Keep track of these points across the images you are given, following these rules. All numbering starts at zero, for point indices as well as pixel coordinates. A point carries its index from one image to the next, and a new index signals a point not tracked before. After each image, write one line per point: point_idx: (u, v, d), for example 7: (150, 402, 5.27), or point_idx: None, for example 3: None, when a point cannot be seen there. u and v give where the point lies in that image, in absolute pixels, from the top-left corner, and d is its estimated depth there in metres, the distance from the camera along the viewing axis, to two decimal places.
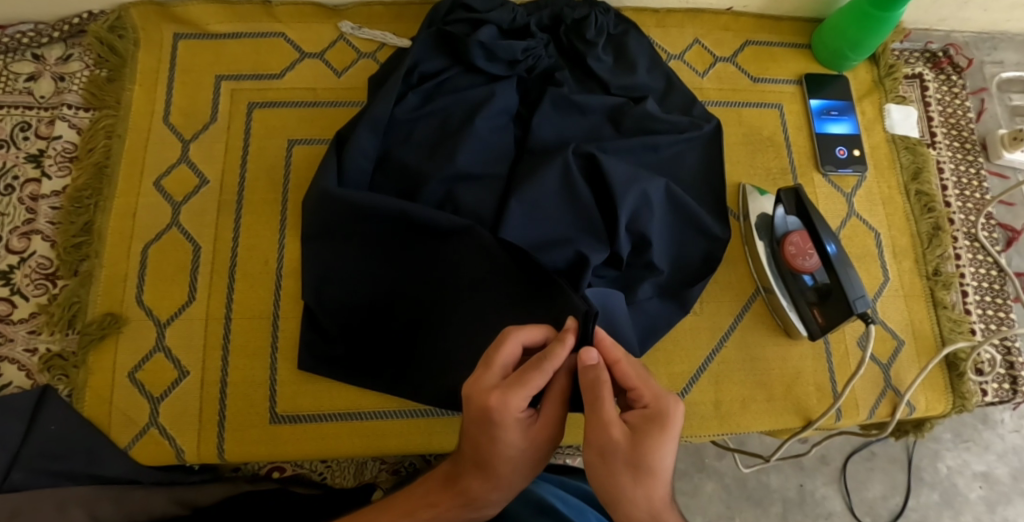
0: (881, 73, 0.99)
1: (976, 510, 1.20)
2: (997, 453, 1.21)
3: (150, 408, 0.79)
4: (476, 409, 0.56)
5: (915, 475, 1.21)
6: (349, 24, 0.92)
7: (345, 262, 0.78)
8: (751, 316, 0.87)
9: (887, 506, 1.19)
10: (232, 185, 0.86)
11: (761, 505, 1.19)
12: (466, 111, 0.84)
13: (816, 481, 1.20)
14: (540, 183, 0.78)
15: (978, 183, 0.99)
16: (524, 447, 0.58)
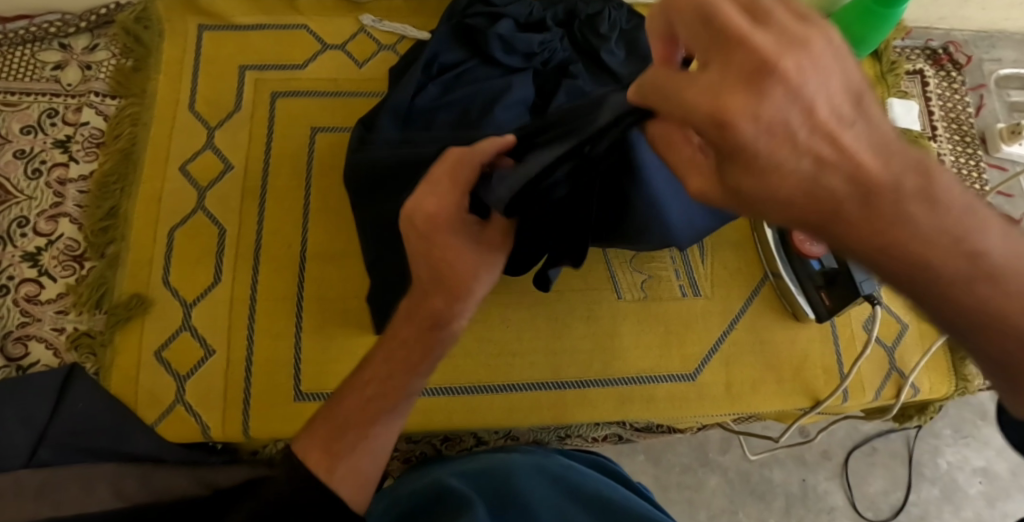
0: (883, 69, 1.02)
1: (976, 505, 1.22)
2: (996, 449, 1.24)
3: (176, 386, 0.81)
4: (419, 219, 0.56)
5: (915, 470, 1.23)
6: (370, 17, 0.95)
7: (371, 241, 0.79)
8: (760, 300, 0.90)
9: (888, 501, 1.21)
10: (256, 171, 0.88)
11: (764, 499, 1.21)
12: (487, 100, 0.85)
13: (818, 476, 1.22)
14: None
15: (977, 174, 1.02)
16: (470, 257, 0.58)
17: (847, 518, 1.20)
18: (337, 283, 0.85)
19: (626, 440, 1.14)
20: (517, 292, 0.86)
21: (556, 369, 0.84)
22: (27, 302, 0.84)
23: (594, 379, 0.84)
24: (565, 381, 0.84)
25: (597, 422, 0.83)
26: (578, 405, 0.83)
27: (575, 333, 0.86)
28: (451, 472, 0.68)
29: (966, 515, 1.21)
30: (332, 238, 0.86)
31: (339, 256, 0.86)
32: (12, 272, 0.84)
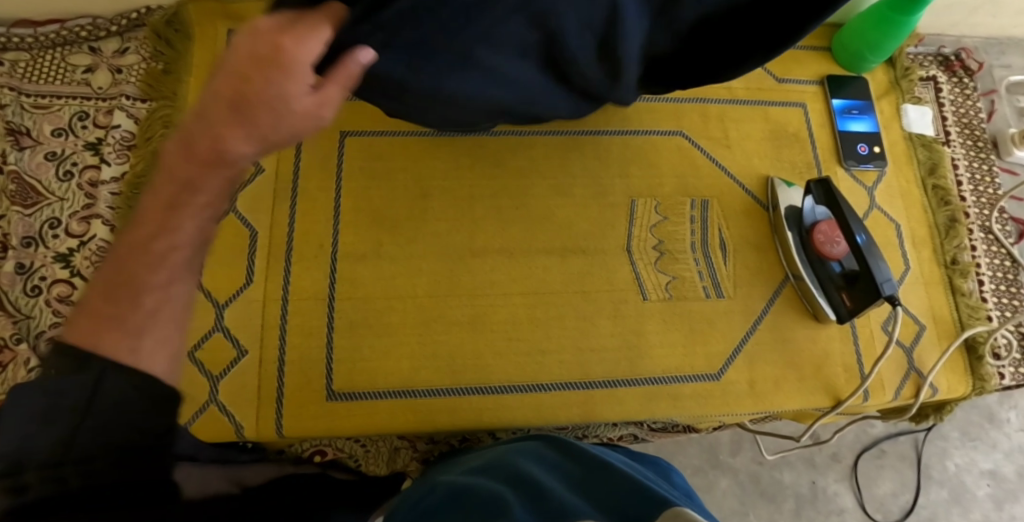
0: (897, 75, 1.04)
1: (983, 507, 1.24)
2: (1003, 452, 1.26)
3: (210, 385, 0.82)
4: (244, 58, 0.51)
5: (924, 472, 1.24)
6: None
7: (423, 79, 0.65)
8: (782, 301, 0.91)
9: (898, 502, 1.23)
10: (285, 172, 0.89)
11: (775, 501, 1.22)
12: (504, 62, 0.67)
13: (828, 478, 1.24)
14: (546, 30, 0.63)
15: (990, 179, 1.04)
16: (307, 107, 0.53)
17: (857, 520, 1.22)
18: (368, 282, 0.86)
19: (640, 442, 1.15)
20: (543, 293, 0.88)
21: (583, 369, 0.85)
22: (59, 303, 0.85)
23: (619, 379, 0.85)
24: (592, 380, 0.85)
25: (621, 420, 0.84)
26: (605, 403, 0.85)
27: (601, 333, 0.87)
28: (460, 469, 0.69)
29: (974, 516, 1.23)
30: (362, 239, 0.88)
31: (369, 256, 0.87)
32: (45, 273, 0.86)
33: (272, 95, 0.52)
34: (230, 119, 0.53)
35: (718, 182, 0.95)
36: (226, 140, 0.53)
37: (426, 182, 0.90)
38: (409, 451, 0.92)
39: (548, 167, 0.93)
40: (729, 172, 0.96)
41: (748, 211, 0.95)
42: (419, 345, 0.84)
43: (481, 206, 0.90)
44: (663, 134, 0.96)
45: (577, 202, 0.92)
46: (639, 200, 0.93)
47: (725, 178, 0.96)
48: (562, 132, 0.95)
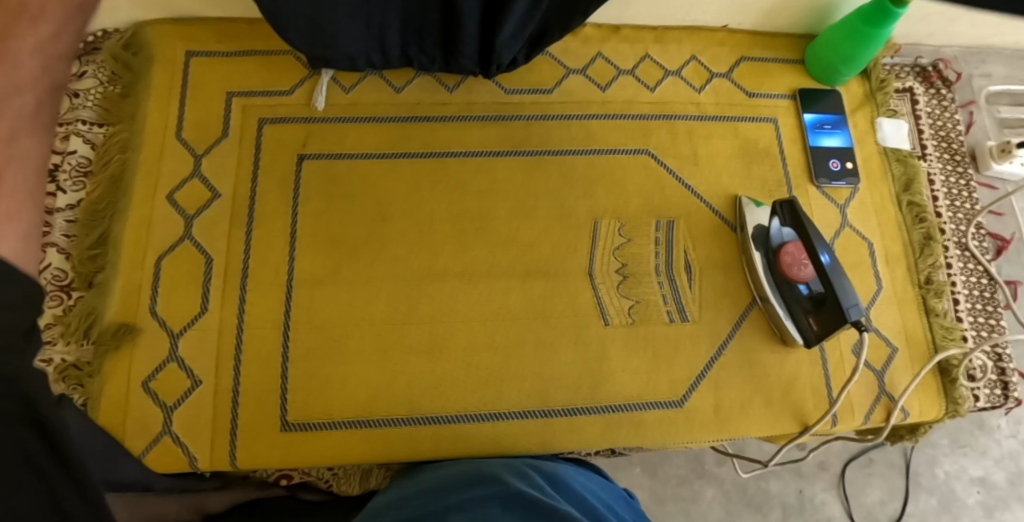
0: (872, 87, 1.02)
1: (973, 514, 1.21)
2: (994, 458, 1.24)
3: (164, 416, 0.81)
4: None
5: (913, 480, 1.23)
6: None
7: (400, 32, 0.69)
8: (749, 324, 0.89)
9: (885, 510, 1.21)
10: (242, 198, 0.88)
11: (761, 510, 1.20)
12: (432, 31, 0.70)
13: (815, 487, 1.22)
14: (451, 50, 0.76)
15: (967, 194, 1.02)
16: None
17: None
18: (326, 309, 0.85)
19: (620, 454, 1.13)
20: (504, 319, 0.86)
21: (544, 397, 0.84)
22: None
23: (581, 406, 0.84)
24: (553, 408, 0.84)
25: (583, 448, 0.83)
26: (567, 431, 0.83)
27: (564, 359, 0.86)
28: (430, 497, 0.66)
29: None
30: (320, 266, 0.86)
31: (326, 283, 0.85)
32: None
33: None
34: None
35: (685, 202, 0.93)
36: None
37: (385, 207, 0.89)
38: (382, 469, 0.90)
39: (510, 189, 0.92)
40: (697, 191, 0.94)
41: (716, 231, 0.93)
42: (377, 375, 0.83)
43: (442, 230, 0.89)
44: (630, 152, 0.95)
45: (540, 225, 0.90)
46: (604, 221, 0.91)
47: (692, 197, 0.94)
48: (525, 153, 0.93)
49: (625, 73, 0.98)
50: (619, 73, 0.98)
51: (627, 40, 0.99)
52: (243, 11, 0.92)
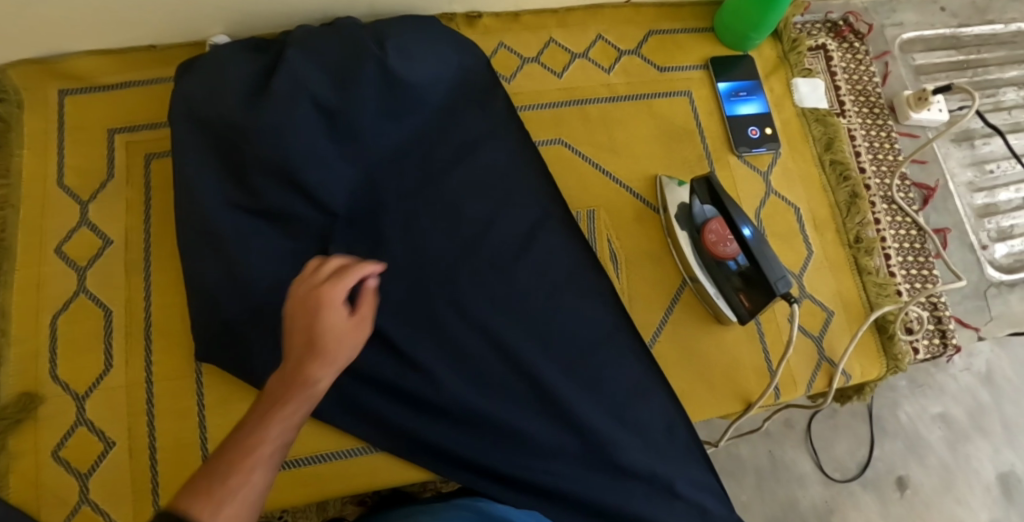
0: (785, 49, 1.00)
1: (938, 452, 1.20)
2: (952, 394, 1.22)
3: (80, 485, 0.76)
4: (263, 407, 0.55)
5: (877, 426, 1.19)
6: (224, 38, 0.87)
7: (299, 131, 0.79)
8: (681, 307, 0.88)
9: (854, 459, 1.17)
10: (137, 242, 0.82)
11: (734, 476, 1.14)
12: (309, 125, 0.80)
13: (784, 446, 1.16)
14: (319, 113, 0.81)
15: (889, 145, 1.01)
16: None
17: (818, 485, 1.16)
18: None
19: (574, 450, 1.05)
20: None
21: None
22: None
23: None
24: None
25: None
26: None
27: None
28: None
29: (931, 462, 1.19)
30: None
31: None
32: None
33: (298, 411, 0.56)
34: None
35: (605, 189, 0.90)
36: (311, 378, 0.57)
37: None
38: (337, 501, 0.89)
39: None
40: (615, 176, 0.91)
41: (639, 216, 0.90)
42: None
43: None
44: (543, 144, 0.91)
45: None
46: None
47: (611, 183, 0.91)
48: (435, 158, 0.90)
49: (529, 61, 0.94)
50: (523, 62, 0.94)
51: (528, 27, 0.95)
52: (117, 42, 0.86)
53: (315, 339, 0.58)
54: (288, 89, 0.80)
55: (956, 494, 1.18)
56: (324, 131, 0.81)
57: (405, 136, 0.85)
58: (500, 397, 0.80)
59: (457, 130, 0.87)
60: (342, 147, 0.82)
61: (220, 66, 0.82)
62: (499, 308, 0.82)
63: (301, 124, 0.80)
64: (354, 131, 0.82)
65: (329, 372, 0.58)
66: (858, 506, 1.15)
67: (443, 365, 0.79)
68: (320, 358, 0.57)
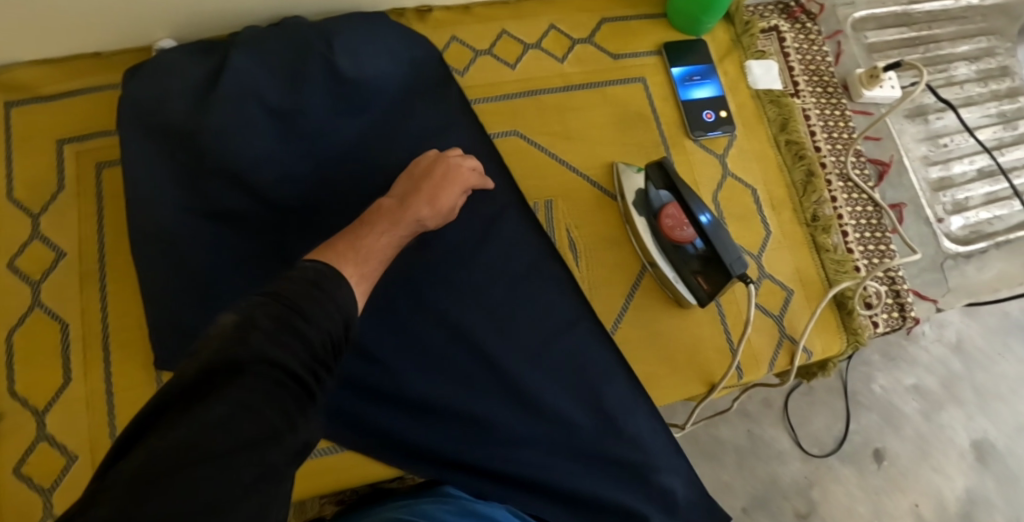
0: (737, 32, 1.01)
1: (913, 422, 1.21)
2: (924, 365, 1.24)
3: (44, 500, 0.75)
4: (375, 220, 0.74)
5: (852, 399, 1.21)
6: (169, 42, 0.86)
7: (250, 133, 0.80)
8: (642, 292, 0.89)
9: (831, 434, 1.19)
10: (91, 253, 0.81)
11: (715, 457, 1.15)
12: (260, 128, 0.81)
13: (763, 424, 1.17)
14: (269, 116, 0.81)
15: (844, 123, 1.02)
16: None
17: (797, 460, 1.17)
18: None
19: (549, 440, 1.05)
20: None
21: None
22: None
23: None
24: None
25: None
26: None
27: None
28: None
29: (907, 433, 1.21)
30: None
31: None
32: None
33: (388, 241, 0.73)
34: (321, 289, 0.59)
35: (562, 178, 0.91)
36: (419, 216, 0.75)
37: None
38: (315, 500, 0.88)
39: None
40: (572, 165, 0.91)
41: (597, 204, 0.91)
42: None
43: None
44: (498, 136, 0.91)
45: None
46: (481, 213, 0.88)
47: (568, 172, 0.91)
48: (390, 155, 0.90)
49: (481, 53, 0.94)
50: (476, 54, 0.94)
51: (479, 20, 0.95)
52: (60, 51, 0.85)
53: (437, 196, 0.77)
54: (238, 96, 0.80)
55: (932, 463, 1.20)
56: (275, 133, 0.82)
57: (359, 134, 0.85)
58: (462, 390, 0.80)
59: (412, 126, 0.87)
60: (294, 148, 0.82)
61: (166, 70, 0.81)
62: (459, 301, 0.82)
63: (251, 128, 0.80)
64: (305, 132, 0.82)
65: (435, 218, 0.77)
66: (838, 479, 1.17)
67: (405, 365, 0.80)
68: (432, 206, 0.76)
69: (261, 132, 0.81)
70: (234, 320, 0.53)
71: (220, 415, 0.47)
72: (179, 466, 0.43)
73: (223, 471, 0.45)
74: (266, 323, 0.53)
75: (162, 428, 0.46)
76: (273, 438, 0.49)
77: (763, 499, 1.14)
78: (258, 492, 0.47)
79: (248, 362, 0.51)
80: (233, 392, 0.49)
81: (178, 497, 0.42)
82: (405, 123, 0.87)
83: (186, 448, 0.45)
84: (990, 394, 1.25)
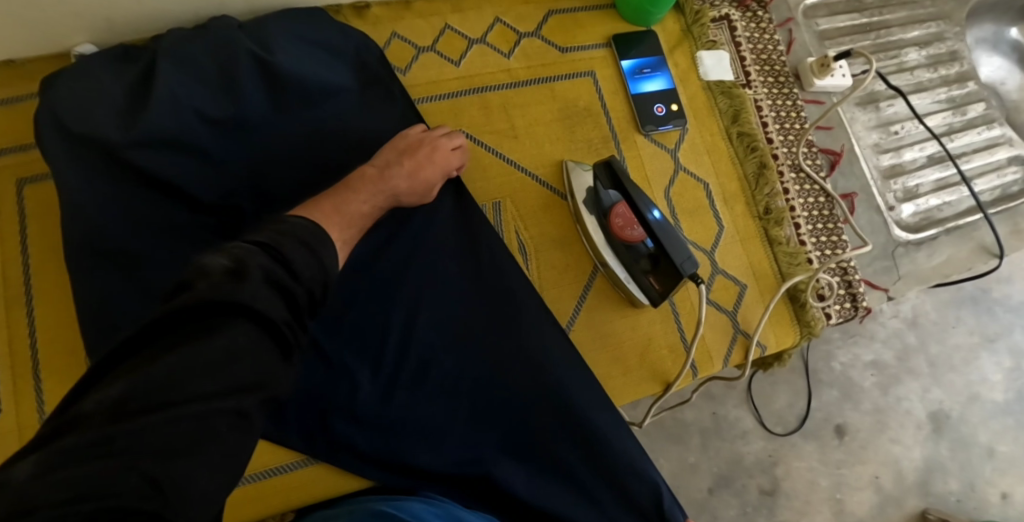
0: (688, 22, 0.99)
1: (871, 396, 1.23)
2: (881, 340, 1.26)
3: None
4: (361, 181, 0.74)
5: (813, 378, 1.22)
6: (90, 47, 0.82)
7: (181, 139, 0.76)
8: (594, 293, 0.88)
9: (794, 412, 1.20)
10: (17, 275, 0.77)
11: (681, 440, 1.15)
12: (192, 133, 0.76)
13: (727, 405, 1.18)
14: (200, 120, 0.77)
15: (796, 114, 1.01)
16: None
17: (761, 439, 1.18)
18: None
19: None
20: None
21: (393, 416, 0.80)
22: None
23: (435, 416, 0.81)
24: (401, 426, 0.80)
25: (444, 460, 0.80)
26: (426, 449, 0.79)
27: None
28: None
29: (865, 408, 1.22)
30: None
31: None
32: None
33: (368, 206, 0.73)
34: (310, 245, 0.59)
35: (510, 179, 0.89)
36: (398, 189, 0.76)
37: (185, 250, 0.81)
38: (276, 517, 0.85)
39: None
40: (520, 165, 0.89)
41: (546, 204, 0.89)
42: None
43: None
44: None
45: None
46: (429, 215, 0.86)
47: (517, 172, 0.89)
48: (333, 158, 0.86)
49: (424, 50, 0.91)
50: (419, 52, 0.90)
51: (420, 15, 0.92)
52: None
53: (419, 171, 0.78)
54: (166, 103, 0.75)
55: (889, 434, 1.22)
56: (208, 139, 0.77)
57: (296, 139, 0.81)
58: (415, 404, 0.78)
59: (354, 128, 0.84)
60: (230, 157, 0.79)
61: (85, 80, 0.77)
62: (407, 312, 0.80)
63: (181, 135, 0.76)
64: (240, 140, 0.79)
65: (411, 196, 0.79)
66: (800, 456, 1.19)
67: (353, 378, 0.77)
68: (414, 179, 0.77)
69: (193, 138, 0.76)
70: (228, 263, 0.51)
71: (206, 355, 0.46)
72: (159, 403, 0.44)
73: (203, 411, 0.45)
74: (258, 271, 0.52)
75: (145, 362, 0.46)
76: (257, 385, 0.49)
77: (728, 478, 1.15)
78: (237, 433, 0.47)
79: (237, 311, 0.49)
80: (222, 339, 0.47)
81: (159, 432, 0.43)
82: (343, 127, 0.84)
83: (168, 391, 0.44)
84: (944, 365, 1.27)
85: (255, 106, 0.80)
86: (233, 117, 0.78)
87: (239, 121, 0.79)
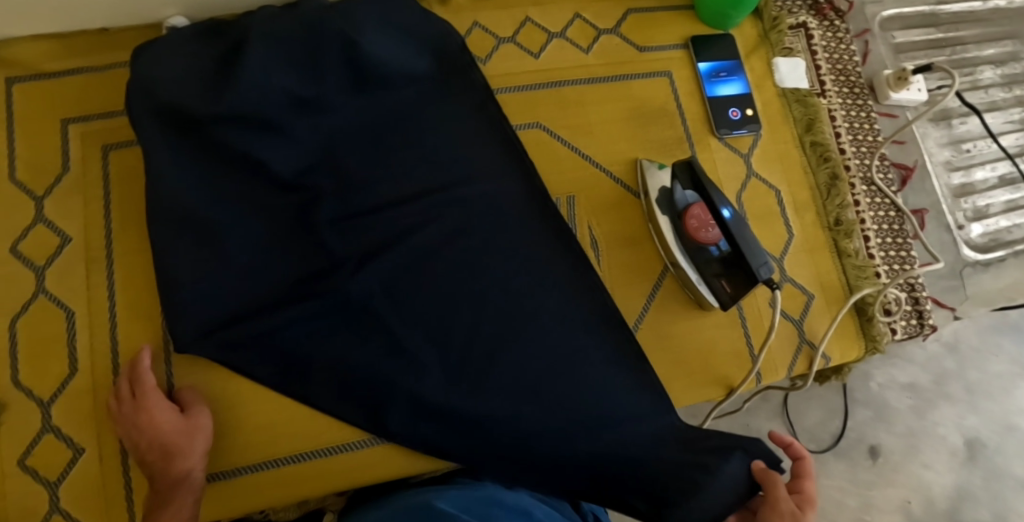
0: (765, 27, 0.98)
1: (906, 419, 1.21)
2: (918, 363, 1.24)
3: (49, 494, 0.73)
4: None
5: (849, 396, 1.20)
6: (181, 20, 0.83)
7: (266, 116, 0.76)
8: (663, 293, 0.87)
9: (828, 430, 1.18)
10: (100, 237, 0.78)
11: None
12: (278, 111, 0.76)
13: (760, 419, 1.16)
14: (285, 97, 0.77)
15: (869, 126, 1.00)
16: None
17: None
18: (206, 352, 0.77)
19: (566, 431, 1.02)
20: None
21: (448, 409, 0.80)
22: None
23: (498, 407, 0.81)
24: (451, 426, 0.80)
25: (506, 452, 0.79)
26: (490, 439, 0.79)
27: None
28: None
29: (898, 430, 1.21)
30: None
31: None
32: None
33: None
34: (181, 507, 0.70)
35: (584, 174, 0.89)
36: (180, 472, 0.70)
37: None
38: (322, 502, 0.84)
39: None
40: (594, 161, 0.89)
41: (618, 201, 0.89)
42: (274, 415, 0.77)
43: None
44: (521, 127, 0.88)
45: None
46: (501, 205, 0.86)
47: (590, 168, 0.89)
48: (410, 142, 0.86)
49: (504, 41, 0.91)
50: (498, 42, 0.91)
51: (501, 6, 0.92)
52: (64, 26, 0.80)
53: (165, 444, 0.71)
54: (255, 79, 0.75)
55: (922, 459, 1.20)
56: (292, 116, 0.77)
57: (377, 121, 0.82)
58: (483, 392, 0.77)
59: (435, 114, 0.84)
60: (312, 135, 0.78)
61: (176, 52, 0.78)
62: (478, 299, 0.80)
63: (266, 111, 0.76)
64: (323, 119, 0.79)
65: (195, 464, 0.71)
66: (828, 474, 1.17)
67: (424, 362, 0.77)
68: (176, 454, 0.70)
69: (278, 114, 0.76)
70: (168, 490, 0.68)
71: None
72: None
73: None
74: None
75: None
76: None
77: None
78: None
79: None
80: None
81: None
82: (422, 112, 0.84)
83: None
84: (978, 391, 1.24)
85: (340, 87, 0.80)
86: (317, 96, 0.79)
87: (323, 101, 0.79)
